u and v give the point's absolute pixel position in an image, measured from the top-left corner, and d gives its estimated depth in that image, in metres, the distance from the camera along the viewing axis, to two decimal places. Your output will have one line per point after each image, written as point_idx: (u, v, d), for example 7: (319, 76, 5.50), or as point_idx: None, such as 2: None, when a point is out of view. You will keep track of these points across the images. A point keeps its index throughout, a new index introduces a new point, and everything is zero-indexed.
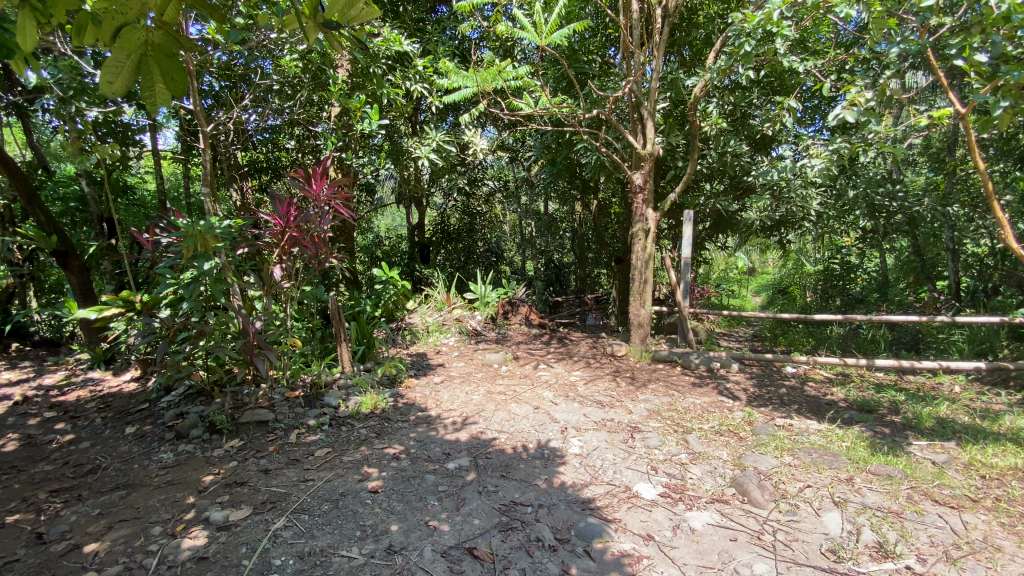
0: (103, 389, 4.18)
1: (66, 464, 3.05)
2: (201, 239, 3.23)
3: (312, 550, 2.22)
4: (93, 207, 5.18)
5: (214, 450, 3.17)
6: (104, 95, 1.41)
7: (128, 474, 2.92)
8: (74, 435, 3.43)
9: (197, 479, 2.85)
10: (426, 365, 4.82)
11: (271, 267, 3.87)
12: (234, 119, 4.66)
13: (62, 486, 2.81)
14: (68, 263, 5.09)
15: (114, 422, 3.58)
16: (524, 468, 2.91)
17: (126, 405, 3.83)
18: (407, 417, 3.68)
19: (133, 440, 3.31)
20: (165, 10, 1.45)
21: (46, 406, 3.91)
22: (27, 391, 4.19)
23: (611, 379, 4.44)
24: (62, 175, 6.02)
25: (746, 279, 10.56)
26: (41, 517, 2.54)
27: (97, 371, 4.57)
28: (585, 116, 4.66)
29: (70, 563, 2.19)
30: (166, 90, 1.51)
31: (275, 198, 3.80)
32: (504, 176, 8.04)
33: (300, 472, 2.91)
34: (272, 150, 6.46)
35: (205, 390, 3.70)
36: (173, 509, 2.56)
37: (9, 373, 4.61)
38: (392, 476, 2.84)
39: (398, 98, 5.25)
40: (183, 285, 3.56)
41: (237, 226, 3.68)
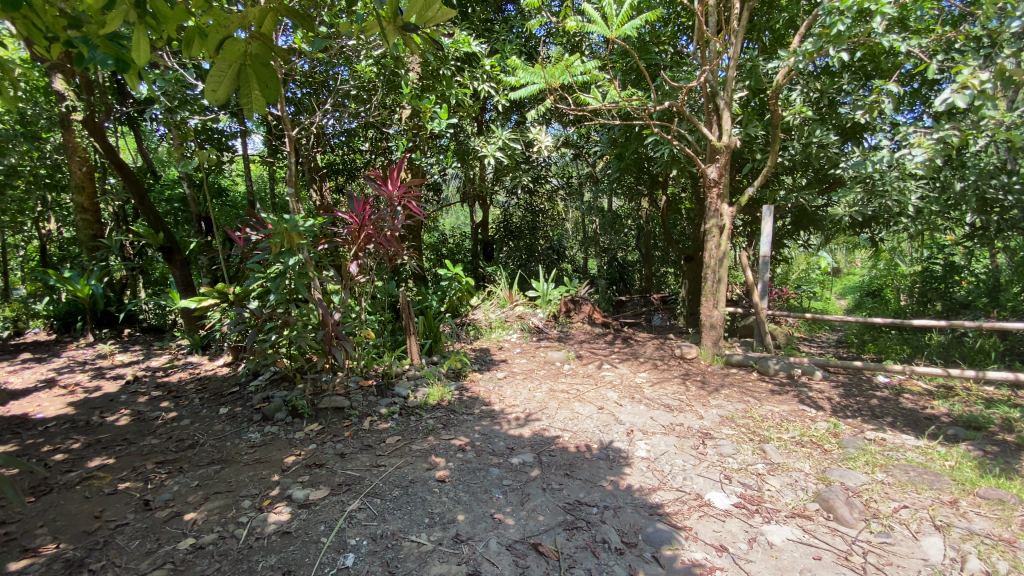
0: (200, 372, 4.60)
1: (169, 439, 3.38)
2: (287, 235, 3.51)
3: (384, 533, 2.32)
4: (193, 207, 5.68)
5: (296, 432, 3.39)
6: (209, 104, 1.56)
7: (222, 451, 3.19)
8: (176, 412, 3.80)
9: (280, 459, 3.05)
10: (490, 360, 4.89)
11: (348, 263, 4.06)
12: (315, 123, 4.95)
13: (166, 458, 3.12)
14: (172, 258, 5.58)
15: (210, 403, 3.92)
16: (589, 468, 2.87)
17: (220, 388, 4.19)
18: (472, 410, 3.74)
19: (226, 420, 3.61)
20: (261, 22, 1.55)
21: (153, 385, 4.36)
22: (137, 371, 4.69)
23: (680, 383, 4.26)
24: (167, 179, 6.68)
25: (830, 280, 9.82)
26: (149, 485, 2.82)
27: (195, 355, 5.05)
28: (656, 109, 4.49)
29: (172, 529, 2.42)
30: (261, 97, 1.62)
31: (352, 197, 3.98)
32: (567, 173, 7.99)
33: (372, 458, 3.04)
34: (347, 152, 6.80)
35: (288, 376, 3.97)
36: (261, 485, 2.76)
37: (123, 355, 5.19)
38: (458, 467, 2.90)
39: (465, 98, 5.36)
40: (270, 278, 3.84)
41: (318, 223, 3.91)
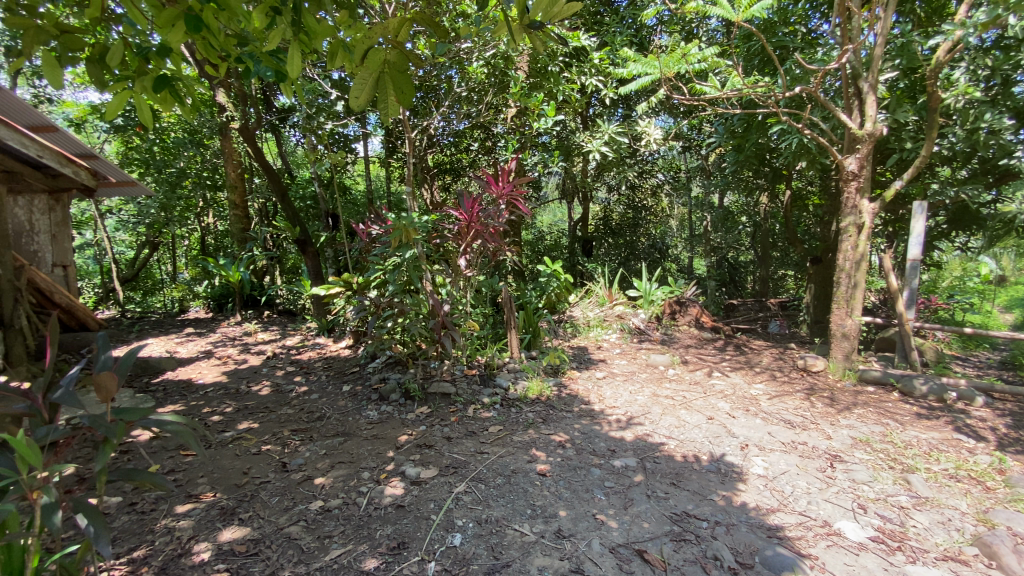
0: (326, 353, 5.10)
1: (301, 410, 3.79)
2: (405, 231, 3.81)
3: (489, 518, 2.41)
4: (323, 204, 6.29)
5: (407, 414, 3.62)
6: (353, 111, 1.70)
7: (345, 425, 3.51)
8: (307, 387, 4.25)
9: (394, 437, 3.29)
10: (588, 359, 4.83)
11: (457, 257, 4.24)
12: (431, 123, 5.22)
13: (300, 427, 3.50)
14: (306, 249, 6.23)
15: (334, 380, 4.34)
16: (698, 479, 2.72)
17: (342, 367, 4.61)
18: (572, 407, 3.73)
19: (348, 397, 3.97)
20: (399, 31, 1.63)
21: (288, 361, 4.92)
22: (276, 348, 5.32)
23: (802, 398, 3.88)
24: (301, 178, 7.47)
25: (991, 291, 8.33)
26: (286, 449, 3.19)
27: (322, 337, 5.60)
28: (784, 95, 4.12)
29: (305, 491, 2.72)
30: (397, 102, 1.73)
31: (462, 195, 4.14)
32: (675, 168, 7.63)
33: (477, 445, 3.16)
34: (455, 152, 7.10)
35: (401, 361, 4.26)
36: (378, 460, 3.01)
37: (264, 333, 5.91)
38: (559, 463, 2.91)
39: (573, 94, 5.34)
40: (389, 270, 4.14)
41: (431, 219, 4.13)
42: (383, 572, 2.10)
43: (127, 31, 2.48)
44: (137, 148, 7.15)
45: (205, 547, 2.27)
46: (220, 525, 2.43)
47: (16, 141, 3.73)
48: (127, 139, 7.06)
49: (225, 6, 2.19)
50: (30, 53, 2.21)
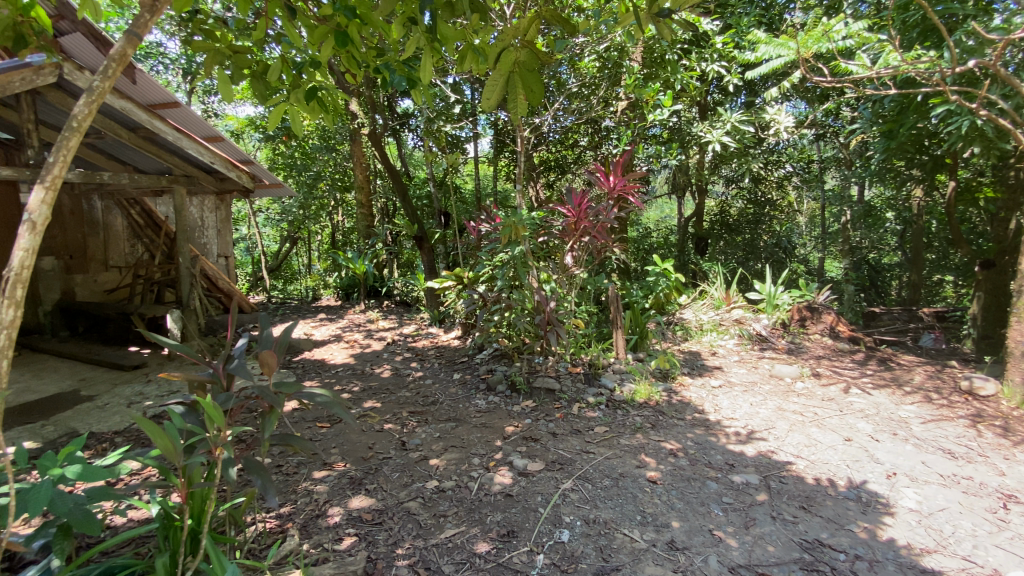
0: (438, 342, 5.40)
1: (417, 394, 4.06)
2: (514, 228, 3.88)
3: (597, 519, 2.39)
4: (437, 202, 6.64)
5: (514, 406, 3.71)
6: (485, 113, 1.76)
7: (456, 411, 3.69)
8: (421, 373, 4.54)
9: (502, 427, 3.40)
10: (701, 364, 4.56)
11: (564, 254, 4.23)
12: (544, 121, 5.28)
13: (416, 410, 3.75)
14: (423, 245, 6.65)
15: (445, 368, 4.59)
16: (832, 506, 2.45)
17: (453, 357, 4.85)
18: (684, 415, 3.55)
19: (458, 385, 4.17)
20: (529, 30, 1.66)
21: (405, 348, 5.29)
22: (394, 335, 5.75)
23: (966, 425, 3.31)
24: (417, 178, 7.96)
25: None
26: (404, 430, 3.44)
27: (434, 327, 5.94)
28: (952, 72, 3.53)
29: (422, 471, 2.92)
30: (526, 101, 1.75)
31: (570, 192, 4.13)
32: (805, 158, 6.92)
33: (583, 443, 3.14)
34: (561, 148, 7.10)
35: (508, 354, 4.38)
36: (487, 447, 3.14)
37: (385, 321, 6.43)
38: (670, 472, 2.79)
39: (692, 82, 5.07)
40: (499, 265, 4.27)
41: (541, 216, 4.19)
42: (494, 557, 2.18)
43: (284, 49, 2.80)
44: (282, 153, 8.12)
45: (339, 511, 2.53)
46: (350, 493, 2.69)
47: (196, 150, 4.46)
48: (275, 146, 8.06)
49: (369, 21, 2.41)
50: (210, 72, 2.57)
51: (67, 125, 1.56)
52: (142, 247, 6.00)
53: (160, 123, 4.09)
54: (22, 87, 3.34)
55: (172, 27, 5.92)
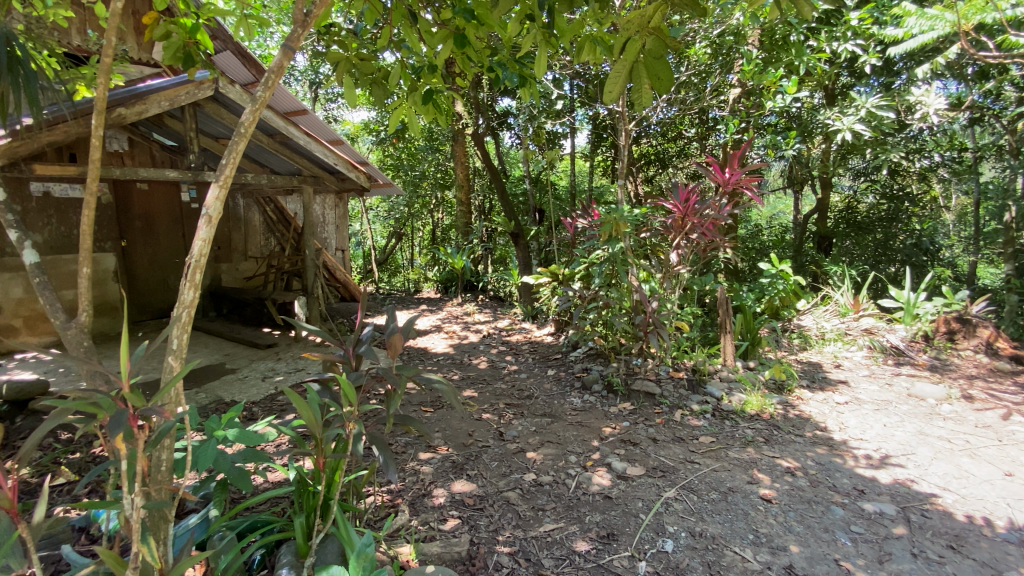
0: (532, 337, 5.45)
1: (512, 387, 4.13)
2: (615, 224, 3.91)
3: (703, 532, 2.27)
4: (533, 199, 6.70)
5: (611, 406, 3.64)
6: (606, 103, 1.73)
7: (552, 407, 3.70)
8: (516, 366, 4.62)
9: (599, 427, 3.35)
10: (821, 377, 4.14)
11: (669, 252, 4.02)
12: (649, 113, 5.11)
13: (512, 402, 3.82)
14: (519, 241, 6.74)
15: (540, 364, 4.62)
16: (992, 551, 2.11)
17: (547, 353, 4.87)
18: (802, 431, 3.25)
19: (554, 381, 4.18)
20: (653, 16, 1.62)
21: (500, 341, 5.41)
22: (490, 329, 5.90)
23: None
24: (515, 175, 8.10)
25: None
26: (501, 421, 3.52)
27: (528, 323, 6.01)
28: None
29: (520, 463, 2.97)
30: (650, 90, 1.70)
31: (677, 186, 3.95)
32: (955, 145, 6.02)
33: (686, 452, 3.01)
34: (663, 141, 6.84)
35: (604, 353, 4.30)
36: (584, 446, 3.12)
37: (482, 315, 6.62)
38: (787, 491, 2.57)
39: (819, 65, 4.61)
40: (598, 262, 4.22)
41: (644, 212, 4.07)
42: (594, 557, 2.16)
43: (402, 53, 2.96)
44: (391, 154, 8.68)
45: (442, 493, 2.66)
46: (452, 477, 2.81)
47: (323, 153, 4.91)
48: (385, 148, 8.64)
49: (485, 22, 2.47)
50: (340, 80, 2.80)
51: (236, 130, 1.76)
52: (275, 240, 6.74)
53: (294, 129, 4.56)
54: (186, 100, 3.89)
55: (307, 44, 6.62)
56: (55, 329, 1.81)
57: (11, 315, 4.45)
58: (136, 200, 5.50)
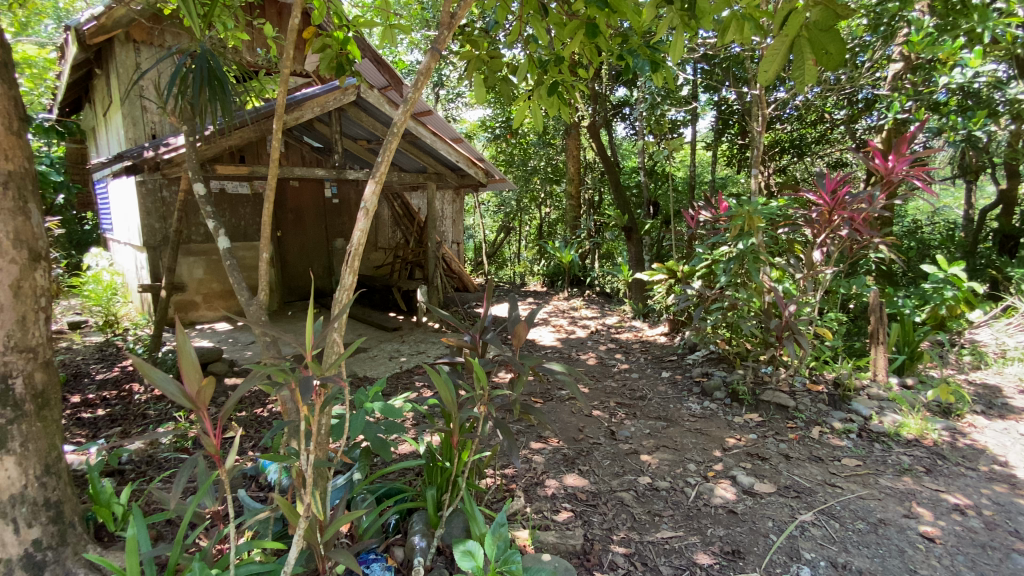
0: (644, 336, 5.26)
1: (624, 386, 4.03)
2: (748, 218, 3.69)
3: (847, 564, 2.04)
4: (647, 192, 6.46)
5: (735, 416, 3.40)
6: (760, 85, 1.62)
7: (668, 410, 3.56)
8: (628, 365, 4.49)
9: (721, 436, 3.15)
10: (1002, 403, 3.48)
11: (812, 249, 3.63)
12: (786, 96, 4.66)
13: (624, 402, 3.73)
14: (631, 235, 6.53)
15: (653, 364, 4.45)
16: None
17: (661, 353, 4.68)
18: (976, 464, 2.77)
19: (669, 384, 4.00)
20: None
21: (609, 338, 5.30)
22: (599, 325, 5.81)
23: None
24: (628, 168, 7.88)
25: None
26: (613, 419, 3.46)
27: (639, 321, 5.82)
28: None
29: (635, 464, 2.90)
30: (814, 67, 1.55)
31: (823, 176, 3.54)
32: None
33: (825, 474, 2.72)
34: (799, 126, 6.21)
35: (727, 358, 4.03)
36: (704, 455, 2.96)
37: (590, 310, 6.55)
38: (955, 532, 2.21)
39: (1013, 29, 3.86)
40: (723, 259, 3.95)
41: (781, 205, 3.74)
42: (718, 573, 2.04)
43: (530, 48, 3.00)
44: (502, 150, 8.86)
45: (556, 484, 2.68)
46: (565, 470, 2.82)
47: (447, 150, 5.19)
48: (498, 144, 8.88)
49: (618, 9, 2.41)
50: (472, 78, 2.93)
51: (390, 130, 1.92)
52: (400, 232, 7.26)
53: (423, 129, 4.88)
54: (334, 105, 4.35)
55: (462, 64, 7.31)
56: (241, 305, 2.13)
57: (195, 292, 5.32)
58: (289, 196, 6.26)
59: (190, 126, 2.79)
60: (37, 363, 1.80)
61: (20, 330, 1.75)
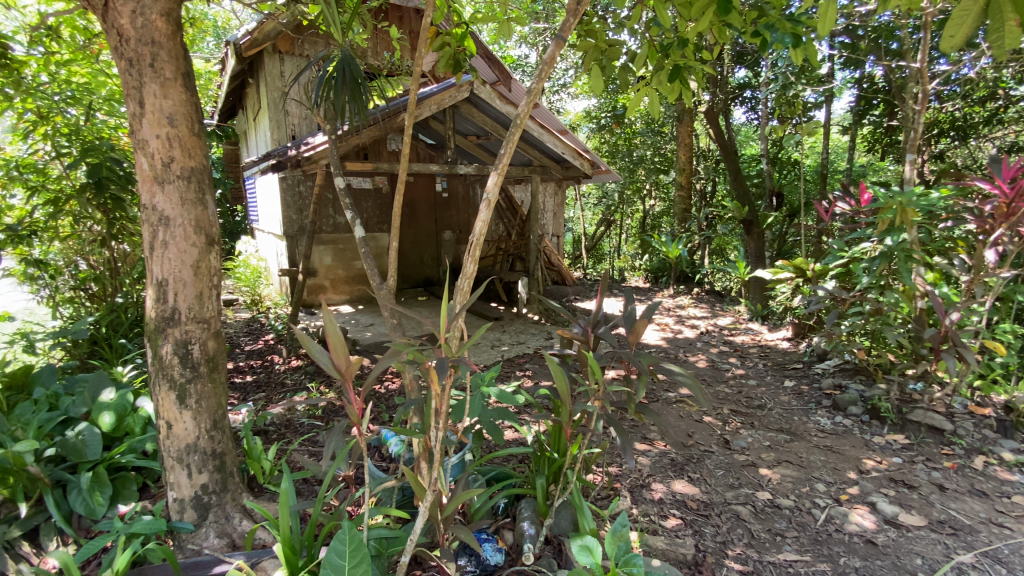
0: (762, 340, 4.85)
1: (739, 392, 3.75)
2: (900, 211, 3.24)
3: None
4: (769, 182, 5.94)
5: (874, 436, 3.02)
6: (940, 54, 1.38)
7: (791, 423, 3.25)
8: (744, 370, 4.17)
9: (856, 457, 2.82)
10: None
11: (982, 248, 3.08)
12: (954, 68, 4.00)
13: (740, 410, 3.47)
14: (751, 230, 5.93)
15: (774, 371, 4.10)
16: None
17: (783, 360, 4.29)
18: None
19: (792, 394, 3.66)
20: None
21: (722, 340, 4.97)
22: (710, 325, 5.47)
23: None
24: (747, 158, 7.32)
25: None
26: (727, 427, 3.23)
27: (756, 323, 5.39)
28: None
29: (751, 477, 2.69)
30: (1019, 27, 1.27)
31: (1000, 162, 2.99)
32: None
33: (992, 512, 2.32)
34: (965, 104, 5.33)
35: (866, 370, 3.58)
36: (835, 476, 2.66)
37: (699, 309, 6.19)
38: None
39: None
40: (865, 257, 3.52)
41: (941, 196, 3.24)
42: None
43: (650, 31, 2.85)
44: (606, 141, 8.66)
45: (662, 488, 2.56)
46: (673, 475, 2.69)
47: (553, 143, 5.18)
48: (603, 134, 8.70)
49: None
50: (586, 67, 2.85)
51: (513, 122, 1.94)
52: (503, 225, 7.42)
53: (532, 123, 4.92)
54: (450, 103, 4.52)
55: (573, 55, 7.25)
56: (373, 289, 2.31)
57: (324, 277, 5.88)
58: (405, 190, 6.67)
59: (331, 126, 3.07)
60: (209, 333, 2.08)
61: (199, 303, 2.05)
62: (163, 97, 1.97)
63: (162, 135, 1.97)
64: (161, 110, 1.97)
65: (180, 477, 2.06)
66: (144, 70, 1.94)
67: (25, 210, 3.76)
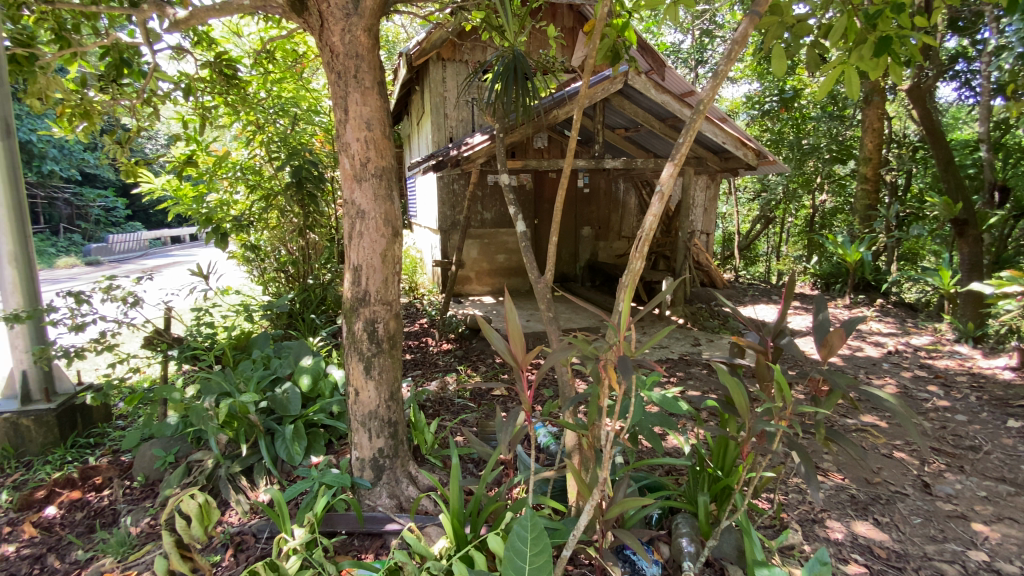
0: (974, 367, 3.98)
1: (942, 428, 3.12)
2: None
3: None
4: (990, 173, 4.85)
5: None
6: None
7: (1019, 473, 2.62)
8: (949, 402, 3.45)
9: None
10: None
11: None
12: None
13: (944, 449, 2.88)
14: (964, 232, 4.82)
15: (993, 408, 3.33)
16: None
17: (1006, 395, 3.46)
18: None
19: (1021, 438, 2.93)
20: None
21: (917, 363, 4.18)
22: (899, 344, 4.65)
23: None
24: (958, 144, 6.05)
25: None
26: (926, 467, 2.70)
27: (965, 346, 4.45)
28: None
29: (960, 530, 2.22)
30: None
31: None
32: None
33: None
34: None
35: None
36: None
37: (882, 323, 5.28)
38: None
39: None
40: None
41: None
42: None
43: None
44: (770, 129, 7.82)
45: (841, 527, 2.22)
46: (853, 514, 2.32)
47: (712, 132, 4.81)
48: (765, 122, 7.89)
49: None
50: (766, 45, 2.52)
51: (693, 107, 1.81)
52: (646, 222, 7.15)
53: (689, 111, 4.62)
54: (602, 96, 4.45)
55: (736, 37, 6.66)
56: (531, 282, 2.36)
57: (470, 269, 6.26)
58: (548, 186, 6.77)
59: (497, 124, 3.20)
60: (391, 314, 2.32)
61: (384, 287, 2.29)
62: (363, 104, 2.23)
63: (361, 138, 2.23)
64: (361, 116, 2.23)
65: (363, 439, 2.34)
66: (349, 81, 2.21)
67: (245, 204, 4.51)
